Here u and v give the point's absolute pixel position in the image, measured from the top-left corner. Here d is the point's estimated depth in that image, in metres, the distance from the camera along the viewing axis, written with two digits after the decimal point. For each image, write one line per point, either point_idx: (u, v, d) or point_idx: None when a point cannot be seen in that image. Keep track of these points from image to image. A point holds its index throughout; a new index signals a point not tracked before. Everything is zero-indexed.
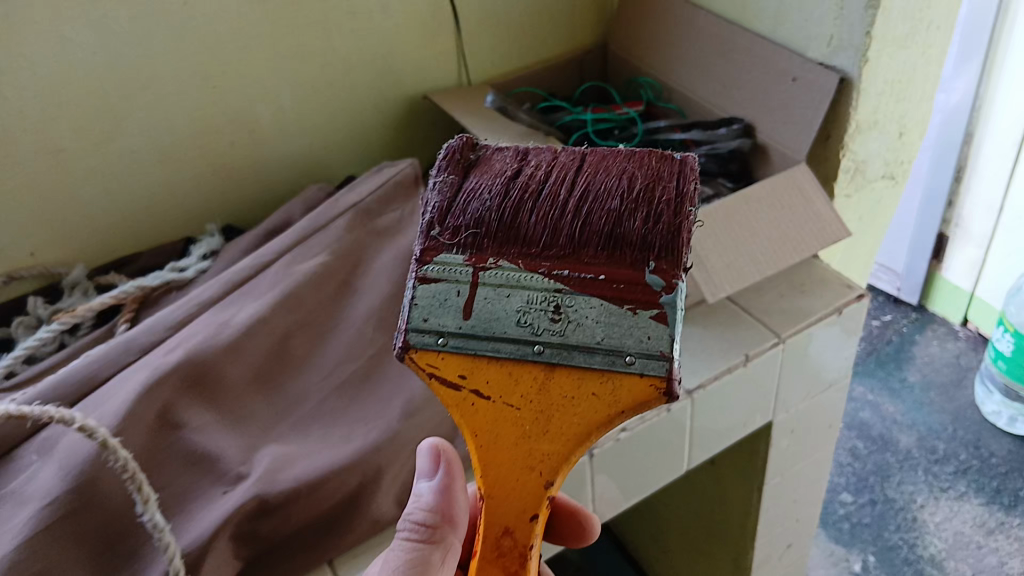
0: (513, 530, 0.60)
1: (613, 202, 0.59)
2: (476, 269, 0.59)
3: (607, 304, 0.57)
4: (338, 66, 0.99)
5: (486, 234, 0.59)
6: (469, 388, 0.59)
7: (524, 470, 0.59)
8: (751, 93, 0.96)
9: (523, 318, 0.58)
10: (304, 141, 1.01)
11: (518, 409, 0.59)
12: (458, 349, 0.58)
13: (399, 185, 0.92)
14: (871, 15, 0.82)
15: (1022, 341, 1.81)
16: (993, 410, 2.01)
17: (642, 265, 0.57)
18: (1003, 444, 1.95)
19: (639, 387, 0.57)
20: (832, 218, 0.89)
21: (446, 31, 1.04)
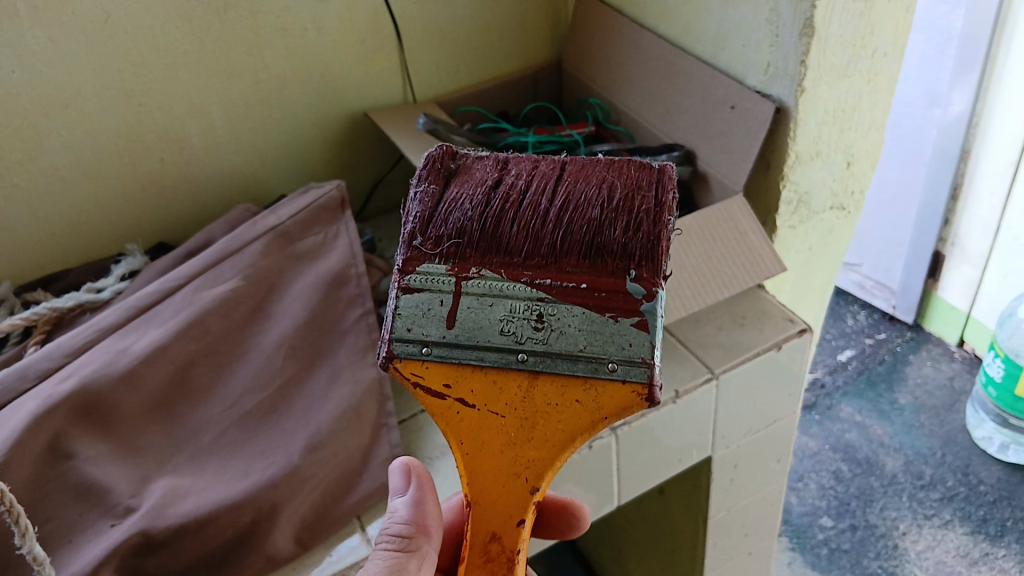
0: (501, 535, 0.58)
1: (594, 209, 0.57)
2: (459, 278, 0.57)
3: (589, 312, 0.56)
4: (274, 83, 0.99)
5: (468, 244, 0.58)
6: (455, 397, 0.58)
7: (511, 476, 0.58)
8: (693, 119, 0.94)
9: (506, 326, 0.57)
10: (241, 157, 1.01)
11: (503, 416, 0.57)
12: (442, 359, 0.57)
13: (323, 208, 0.90)
14: (805, 44, 0.79)
15: (1010, 366, 1.74)
16: (984, 435, 1.95)
17: (623, 272, 0.56)
18: (992, 471, 1.89)
19: (621, 394, 0.56)
20: (765, 255, 0.86)
21: (388, 48, 1.03)
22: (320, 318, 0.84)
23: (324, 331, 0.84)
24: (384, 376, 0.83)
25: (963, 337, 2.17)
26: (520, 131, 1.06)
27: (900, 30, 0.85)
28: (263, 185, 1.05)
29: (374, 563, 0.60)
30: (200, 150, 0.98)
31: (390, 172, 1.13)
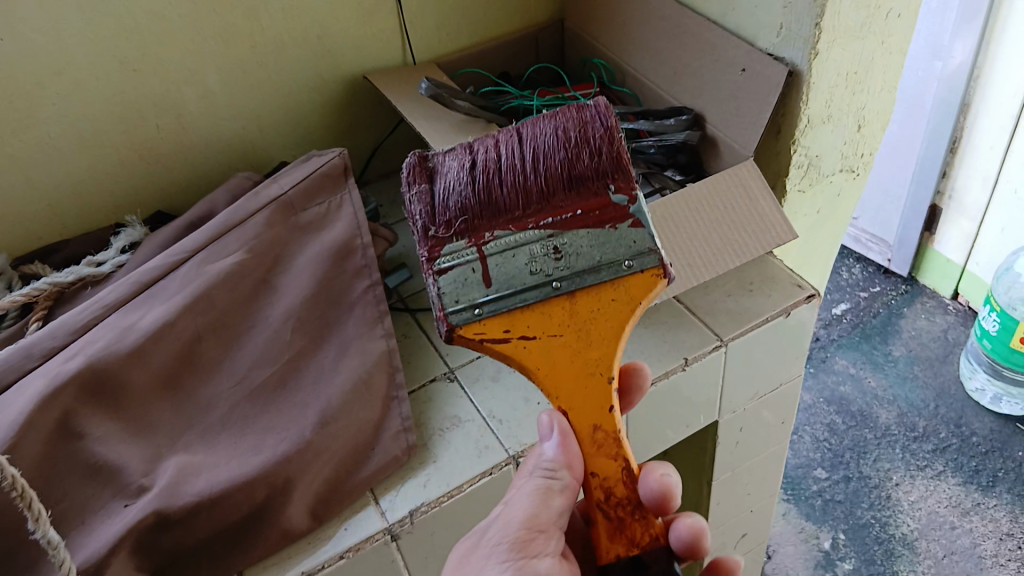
0: (601, 425, 0.62)
1: (559, 149, 0.66)
2: (479, 246, 0.65)
3: (591, 231, 0.64)
4: (270, 46, 0.95)
5: (474, 217, 0.66)
6: (516, 337, 0.64)
7: (586, 379, 0.63)
8: (701, 82, 0.92)
9: (533, 266, 0.64)
10: (237, 122, 0.99)
11: (561, 336, 0.64)
12: (495, 312, 0.64)
13: (325, 177, 0.88)
14: (820, 5, 0.77)
15: (1007, 320, 1.75)
16: (976, 386, 1.97)
17: (602, 191, 0.65)
18: (985, 423, 1.91)
19: (644, 281, 0.64)
20: (776, 219, 0.85)
21: (387, 9, 1.00)
22: (327, 289, 0.83)
23: (331, 304, 0.83)
24: (392, 349, 0.82)
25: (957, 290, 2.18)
26: (523, 93, 1.03)
27: None
28: (261, 151, 1.02)
29: (527, 491, 0.61)
30: (196, 116, 0.95)
31: (390, 136, 1.11)
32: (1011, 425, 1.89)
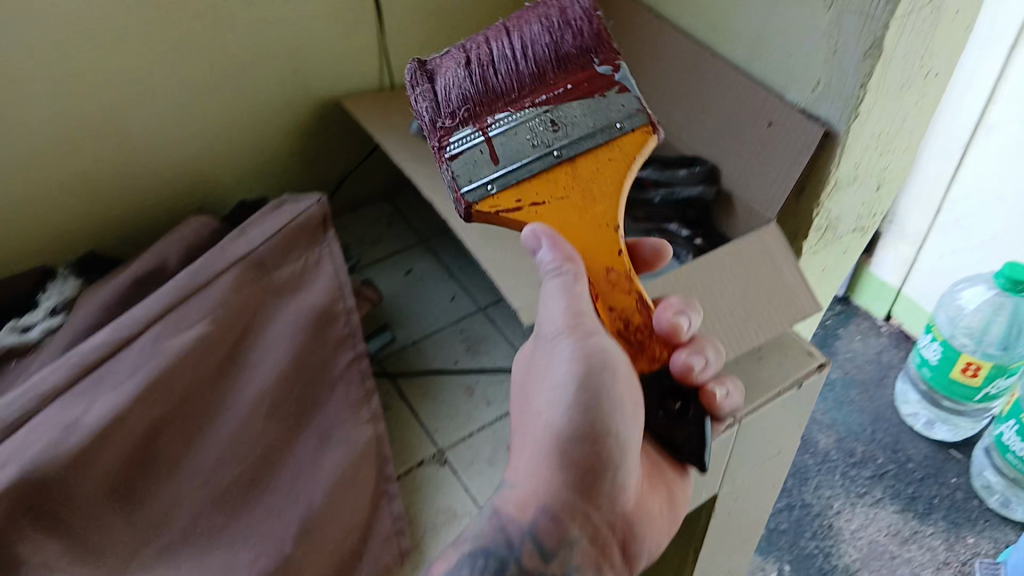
0: (613, 266, 0.55)
1: (540, 28, 0.57)
2: (484, 128, 0.57)
3: (585, 100, 0.56)
4: (234, 65, 0.82)
5: (476, 103, 0.57)
6: (528, 207, 0.56)
7: (595, 230, 0.55)
8: (719, 133, 0.84)
9: (531, 138, 0.56)
10: (190, 151, 0.85)
11: (566, 197, 0.56)
12: (506, 185, 0.56)
13: (301, 230, 0.76)
14: (870, 65, 0.69)
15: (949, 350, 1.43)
16: (909, 412, 1.62)
17: (591, 64, 0.57)
18: (919, 448, 1.57)
19: (634, 141, 0.56)
20: (801, 291, 0.78)
21: (366, 27, 0.88)
22: (304, 363, 0.72)
23: (308, 380, 0.72)
24: (381, 434, 0.71)
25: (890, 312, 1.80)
26: None
27: (958, 51, 0.76)
28: (215, 183, 0.89)
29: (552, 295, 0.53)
30: (143, 144, 0.81)
31: (362, 165, 1.00)
32: (949, 453, 1.56)
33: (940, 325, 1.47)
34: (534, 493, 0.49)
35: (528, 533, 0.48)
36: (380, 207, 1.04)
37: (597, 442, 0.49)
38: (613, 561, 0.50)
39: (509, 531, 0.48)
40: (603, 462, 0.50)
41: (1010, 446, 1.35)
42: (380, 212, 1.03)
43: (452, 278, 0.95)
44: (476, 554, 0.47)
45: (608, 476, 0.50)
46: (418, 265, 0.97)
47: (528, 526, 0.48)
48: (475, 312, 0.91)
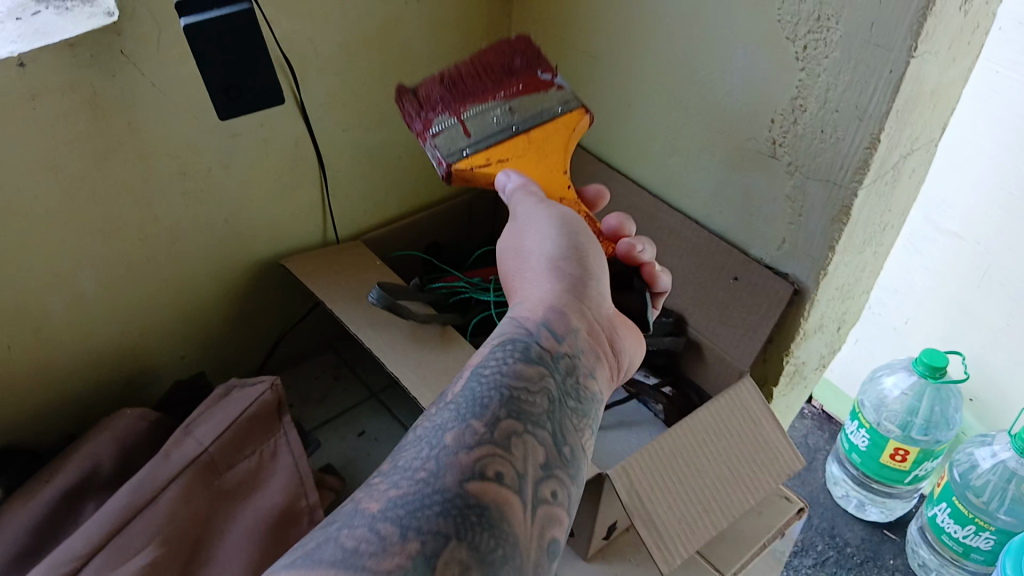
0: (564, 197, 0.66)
1: (499, 50, 0.68)
2: (458, 118, 0.64)
3: (532, 95, 0.67)
4: (163, 238, 0.75)
5: (448, 99, 0.65)
6: (495, 163, 0.65)
7: (547, 175, 0.67)
8: (684, 284, 0.83)
9: (496, 119, 0.65)
10: (115, 329, 0.76)
11: (524, 158, 0.66)
12: (478, 149, 0.64)
13: (253, 420, 0.69)
14: (838, 230, 0.70)
15: (879, 438, 1.14)
16: (839, 493, 1.34)
17: (535, 73, 0.67)
18: (855, 534, 1.28)
19: (570, 119, 0.67)
20: (781, 443, 0.77)
21: (308, 184, 0.83)
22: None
23: None
24: None
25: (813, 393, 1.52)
26: (473, 279, 0.90)
27: (909, 204, 0.78)
28: (144, 358, 0.81)
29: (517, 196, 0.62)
30: (63, 331, 0.72)
31: (305, 318, 0.94)
32: (884, 534, 1.28)
33: (864, 410, 1.20)
34: (542, 306, 0.53)
35: (544, 326, 0.51)
36: (323, 359, 0.97)
37: (578, 276, 0.57)
38: (602, 357, 0.54)
39: (529, 327, 0.51)
40: (586, 287, 0.56)
41: (945, 528, 1.11)
42: (324, 363, 0.96)
43: None
44: (505, 343, 0.49)
45: (591, 301, 0.56)
46: (371, 425, 0.89)
47: (543, 324, 0.51)
48: None
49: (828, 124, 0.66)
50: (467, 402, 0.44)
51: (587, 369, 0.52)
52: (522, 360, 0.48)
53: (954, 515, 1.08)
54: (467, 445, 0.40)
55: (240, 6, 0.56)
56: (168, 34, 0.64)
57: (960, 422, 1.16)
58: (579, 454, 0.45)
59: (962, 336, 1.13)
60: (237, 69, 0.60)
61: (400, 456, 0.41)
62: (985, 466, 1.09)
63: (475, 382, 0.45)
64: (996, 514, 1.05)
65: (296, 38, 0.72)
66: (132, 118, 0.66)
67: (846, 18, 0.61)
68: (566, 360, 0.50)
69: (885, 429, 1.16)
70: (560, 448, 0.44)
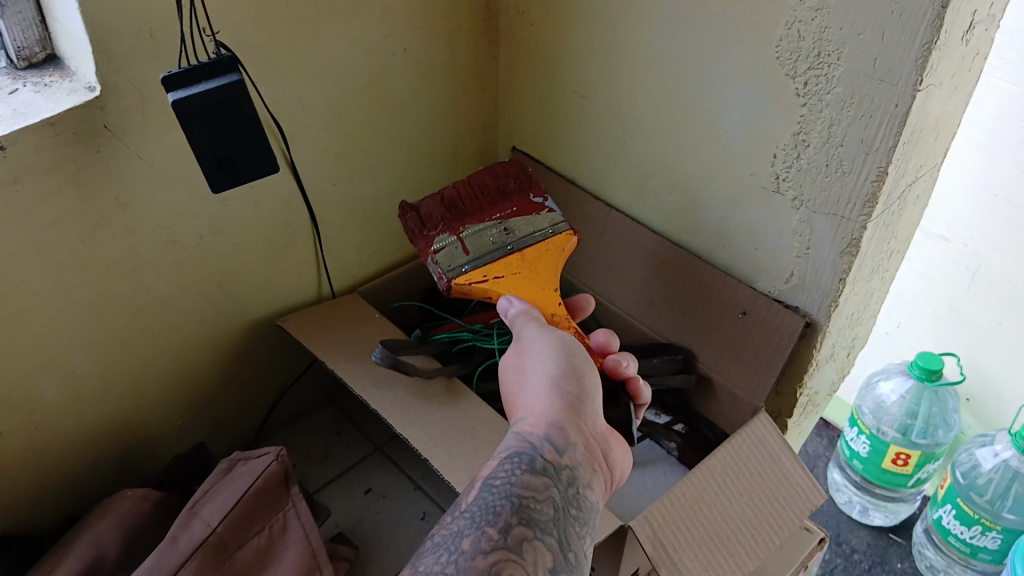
0: (556, 313, 0.71)
1: (496, 177, 0.76)
2: (456, 235, 0.72)
3: (525, 216, 0.75)
4: (156, 308, 0.72)
5: (448, 220, 0.73)
6: (490, 279, 0.71)
7: (540, 292, 0.72)
8: (691, 320, 0.82)
9: (492, 239, 0.73)
10: (110, 404, 0.74)
11: (518, 274, 0.72)
12: (474, 265, 0.71)
13: (260, 495, 0.67)
14: (848, 261, 0.69)
15: (880, 445, 1.10)
16: (841, 500, 1.29)
17: (527, 197, 0.76)
18: (862, 539, 1.23)
19: (560, 240, 0.74)
20: (803, 479, 0.75)
21: (301, 241, 0.81)
22: None
23: None
24: None
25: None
26: (472, 325, 0.88)
27: (913, 227, 0.77)
28: (140, 430, 0.78)
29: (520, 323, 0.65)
30: (56, 413, 0.69)
31: (304, 374, 0.91)
32: (890, 538, 1.23)
33: (862, 417, 1.16)
34: (543, 417, 0.53)
35: (546, 436, 0.51)
36: (323, 414, 0.94)
37: (576, 388, 0.57)
38: (599, 473, 0.54)
39: (532, 437, 0.51)
40: (585, 399, 0.57)
41: (950, 530, 1.08)
42: (324, 419, 0.94)
43: (420, 490, 0.86)
44: (511, 454, 0.49)
45: (589, 414, 0.56)
46: (378, 481, 0.87)
47: (546, 433, 0.51)
48: None
49: (834, 158, 0.65)
50: (481, 508, 0.44)
51: (585, 482, 0.51)
52: (529, 470, 0.48)
53: (959, 517, 1.05)
54: (482, 549, 0.41)
55: (230, 77, 0.56)
56: (154, 105, 0.62)
57: (958, 423, 1.13)
58: (583, 561, 0.45)
59: (955, 338, 1.12)
60: (230, 140, 0.58)
61: (419, 560, 0.41)
62: (987, 466, 1.05)
63: (487, 491, 0.45)
64: (1000, 513, 1.02)
65: (283, 97, 0.70)
66: (120, 192, 0.64)
67: (848, 53, 0.60)
68: (568, 471, 0.50)
69: (885, 436, 1.12)
70: (565, 554, 0.44)
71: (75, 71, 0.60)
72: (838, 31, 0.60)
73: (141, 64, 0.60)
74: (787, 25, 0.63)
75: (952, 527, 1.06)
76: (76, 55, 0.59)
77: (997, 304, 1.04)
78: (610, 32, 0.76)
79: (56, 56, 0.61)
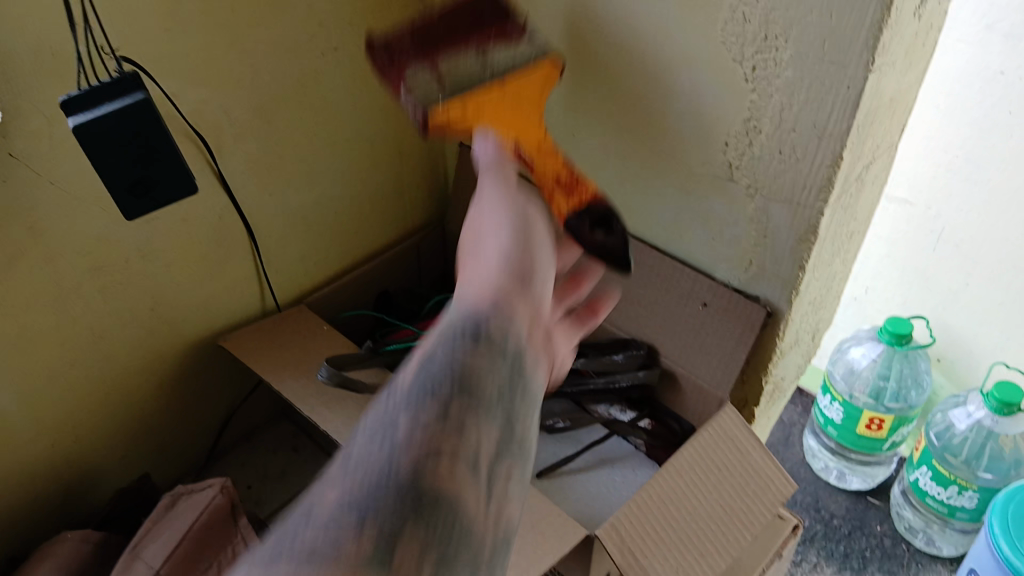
0: (536, 155, 0.65)
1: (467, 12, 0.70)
2: (435, 72, 0.66)
3: (507, 55, 0.67)
4: (84, 338, 0.68)
5: (418, 52, 0.68)
6: (470, 112, 0.65)
7: (522, 131, 0.66)
8: (650, 312, 0.79)
9: (470, 70, 0.66)
10: (45, 441, 0.70)
11: (501, 109, 0.66)
12: (456, 97, 0.64)
13: (206, 530, 0.64)
14: (806, 249, 0.66)
15: (856, 411, 1.09)
16: (817, 466, 1.27)
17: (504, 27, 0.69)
18: (839, 501, 1.22)
19: (541, 76, 0.67)
20: (774, 471, 0.72)
21: (240, 256, 0.77)
22: None
23: None
24: None
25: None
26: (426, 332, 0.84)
27: (872, 207, 0.75)
28: (82, 464, 0.74)
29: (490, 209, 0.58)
30: None
31: (254, 392, 0.88)
32: (868, 502, 1.22)
33: (834, 382, 1.14)
34: (491, 280, 0.46)
35: (495, 302, 0.44)
36: (278, 431, 0.91)
37: (539, 267, 0.51)
38: (544, 357, 0.46)
39: (479, 300, 0.43)
40: (545, 282, 0.51)
41: (928, 492, 1.05)
42: (280, 435, 0.91)
43: None
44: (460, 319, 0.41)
45: (542, 291, 0.50)
46: None
47: (496, 299, 0.44)
48: None
49: (787, 144, 0.63)
50: (424, 380, 0.37)
51: (534, 360, 0.43)
52: (478, 342, 0.39)
53: (935, 478, 1.02)
54: (420, 427, 0.35)
55: (137, 95, 0.52)
56: (62, 127, 0.58)
57: (929, 384, 1.13)
58: (530, 446, 0.39)
59: (921, 302, 1.10)
60: (142, 164, 0.55)
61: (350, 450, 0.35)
62: (962, 427, 1.04)
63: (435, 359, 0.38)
64: (977, 472, 1.01)
65: (205, 108, 0.66)
66: (32, 222, 0.60)
67: (795, 35, 0.57)
68: (518, 343, 0.42)
69: (857, 401, 1.10)
70: (514, 432, 0.38)
71: None
72: (784, 14, 0.57)
73: (43, 86, 0.55)
74: (731, 8, 0.60)
75: (927, 488, 1.05)
76: None
77: (964, 263, 1.02)
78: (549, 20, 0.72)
79: None
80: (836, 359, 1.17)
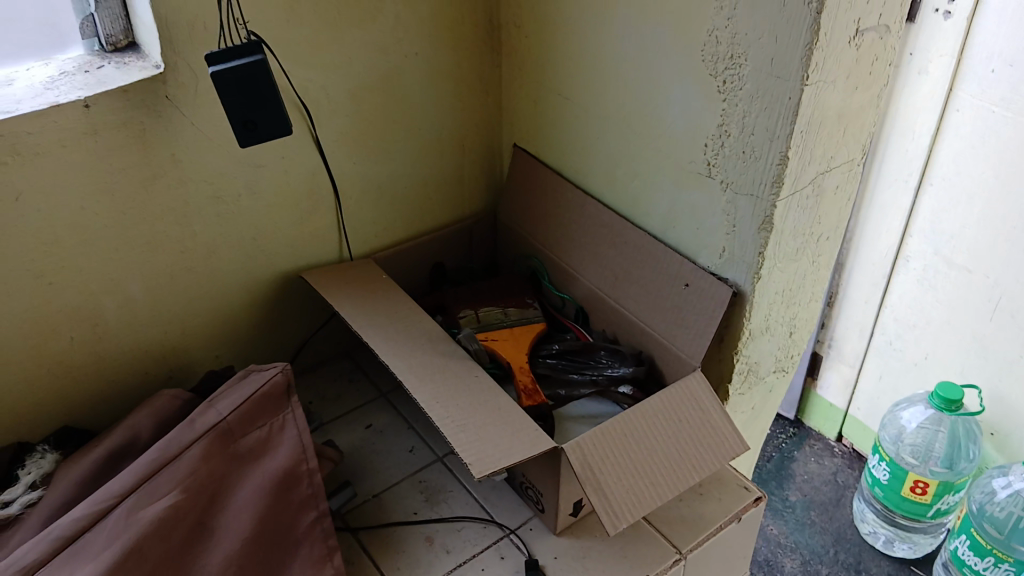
0: None
1: None
2: None
3: None
4: (201, 251, 0.90)
5: None
6: None
7: None
8: (644, 291, 0.94)
9: None
10: (160, 328, 0.91)
11: None
12: None
13: (266, 397, 0.83)
14: (764, 237, 0.80)
15: (901, 470, 1.39)
16: (867, 530, 1.53)
17: None
18: (883, 568, 1.47)
19: None
20: (729, 433, 0.86)
21: (325, 209, 0.98)
22: (270, 525, 0.77)
23: (275, 542, 0.77)
24: None
25: (842, 431, 1.71)
26: (482, 311, 1.03)
27: (842, 216, 0.88)
28: (186, 356, 0.95)
29: None
30: (115, 327, 0.87)
31: (323, 328, 1.08)
32: (911, 570, 1.46)
33: (884, 445, 1.45)
34: None
35: None
36: (340, 365, 1.10)
37: None
38: None
39: None
40: None
41: (966, 561, 1.31)
42: (341, 369, 1.10)
43: (412, 429, 1.01)
44: None
45: None
46: (377, 420, 1.02)
47: None
48: (433, 461, 0.97)
49: (749, 145, 0.77)
50: None
51: None
52: None
53: (976, 548, 1.28)
54: None
55: (256, 57, 0.75)
56: (205, 83, 0.81)
57: (977, 453, 1.39)
58: None
59: (980, 371, 1.38)
60: (251, 107, 0.77)
61: None
62: (1002, 496, 1.28)
63: None
64: (1013, 545, 1.24)
65: (309, 83, 0.89)
66: (174, 150, 0.82)
67: (752, 55, 0.73)
68: None
69: (902, 461, 1.41)
70: None
71: (147, 54, 0.81)
72: (744, 37, 0.73)
73: (195, 48, 0.79)
74: (709, 32, 0.76)
75: (967, 557, 1.31)
76: (148, 42, 0.79)
77: (1017, 332, 1.30)
78: (582, 44, 0.91)
79: (134, 43, 0.82)
80: (890, 427, 1.47)
